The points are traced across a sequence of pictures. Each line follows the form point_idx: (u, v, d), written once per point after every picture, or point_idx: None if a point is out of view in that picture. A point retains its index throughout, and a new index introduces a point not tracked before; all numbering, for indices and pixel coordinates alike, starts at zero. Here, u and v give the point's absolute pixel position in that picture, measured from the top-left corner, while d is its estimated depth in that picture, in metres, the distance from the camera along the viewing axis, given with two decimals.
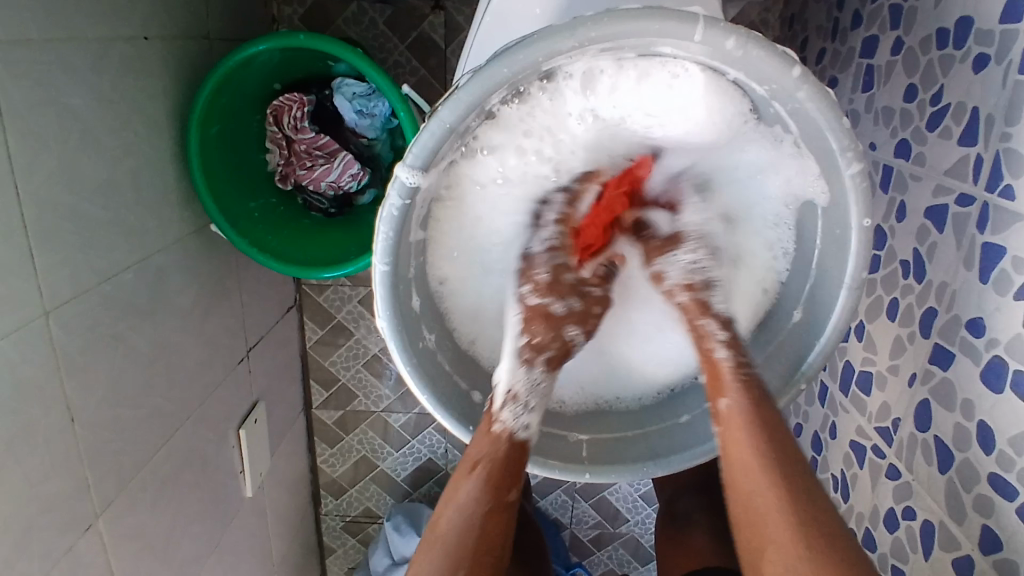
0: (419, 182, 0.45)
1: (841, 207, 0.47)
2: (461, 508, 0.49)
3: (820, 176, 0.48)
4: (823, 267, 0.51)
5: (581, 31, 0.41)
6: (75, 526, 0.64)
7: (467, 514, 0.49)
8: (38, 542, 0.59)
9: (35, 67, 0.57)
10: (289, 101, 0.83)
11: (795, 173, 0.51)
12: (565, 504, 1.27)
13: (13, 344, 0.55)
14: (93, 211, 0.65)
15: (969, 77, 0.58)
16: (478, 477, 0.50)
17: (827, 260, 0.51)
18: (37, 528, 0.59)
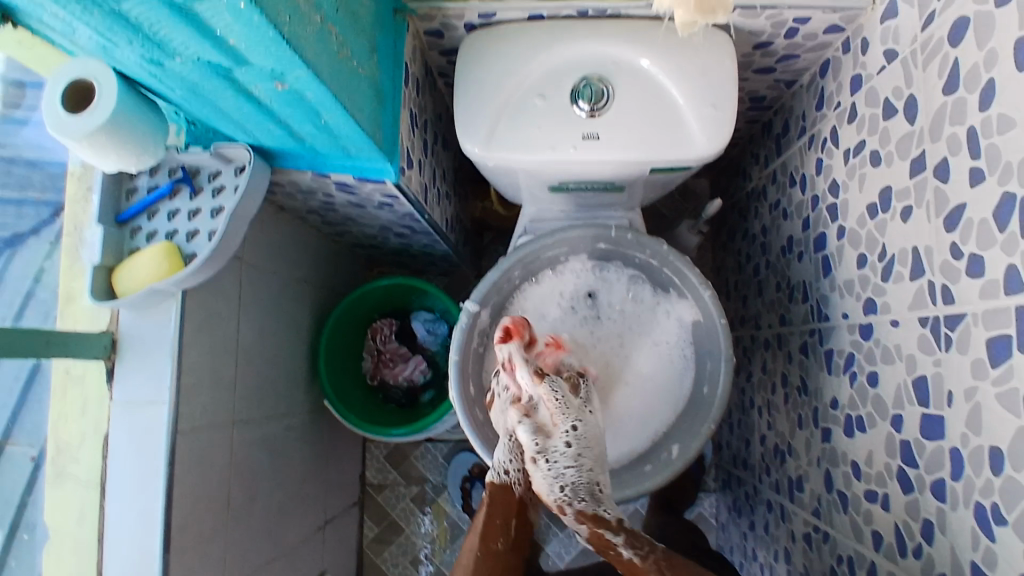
0: (477, 308, 0.86)
1: (712, 319, 0.86)
2: (468, 560, 0.57)
3: (693, 308, 0.88)
4: (716, 357, 0.85)
5: (558, 232, 0.88)
6: None
7: (474, 547, 0.58)
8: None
9: (262, 279, 0.98)
10: (384, 323, 1.23)
11: (683, 310, 0.89)
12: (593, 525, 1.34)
13: (211, 433, 0.86)
14: (263, 371, 1.01)
15: (795, 264, 0.97)
16: (477, 535, 0.58)
17: (715, 351, 0.85)
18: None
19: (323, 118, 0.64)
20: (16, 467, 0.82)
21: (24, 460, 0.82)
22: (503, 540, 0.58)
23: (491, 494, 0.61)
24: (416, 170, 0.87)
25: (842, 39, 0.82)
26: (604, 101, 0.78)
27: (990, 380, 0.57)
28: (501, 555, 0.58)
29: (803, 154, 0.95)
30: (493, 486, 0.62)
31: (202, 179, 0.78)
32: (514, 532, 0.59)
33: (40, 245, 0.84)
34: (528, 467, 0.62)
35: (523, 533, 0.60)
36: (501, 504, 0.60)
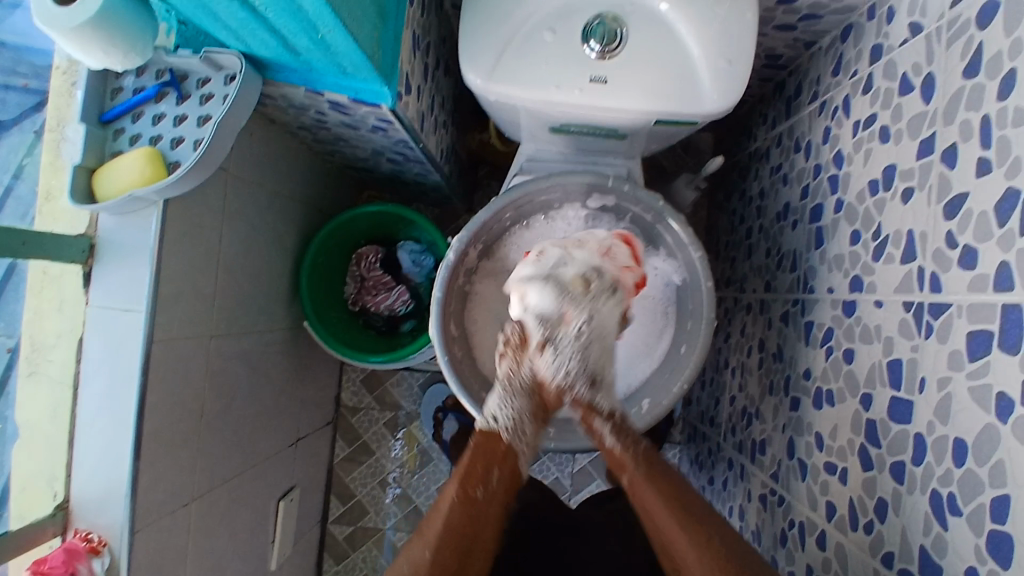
0: (465, 246, 0.84)
1: (696, 278, 0.86)
2: (445, 507, 0.60)
3: (680, 264, 0.87)
4: (694, 315, 0.85)
5: (555, 176, 0.85)
6: (174, 501, 0.86)
7: (443, 514, 0.60)
8: (154, 496, 0.82)
9: (247, 194, 0.96)
10: (369, 251, 1.20)
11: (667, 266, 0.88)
12: (564, 463, 1.37)
13: (186, 345, 0.86)
14: (242, 288, 1.00)
15: (789, 232, 0.96)
16: (457, 482, 0.61)
17: (696, 311, 0.85)
18: (157, 484, 0.82)
19: (319, 32, 0.61)
20: None
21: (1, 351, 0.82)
22: (483, 490, 0.62)
23: (478, 442, 0.64)
24: (415, 97, 0.84)
25: (868, 4, 0.79)
26: (616, 43, 0.75)
27: (965, 372, 0.57)
28: (480, 503, 0.61)
29: (812, 120, 0.92)
30: (482, 432, 0.65)
31: (190, 85, 0.75)
32: (494, 485, 0.62)
33: (20, 139, 0.82)
34: (518, 416, 0.65)
35: (505, 482, 0.63)
36: (487, 451, 0.63)
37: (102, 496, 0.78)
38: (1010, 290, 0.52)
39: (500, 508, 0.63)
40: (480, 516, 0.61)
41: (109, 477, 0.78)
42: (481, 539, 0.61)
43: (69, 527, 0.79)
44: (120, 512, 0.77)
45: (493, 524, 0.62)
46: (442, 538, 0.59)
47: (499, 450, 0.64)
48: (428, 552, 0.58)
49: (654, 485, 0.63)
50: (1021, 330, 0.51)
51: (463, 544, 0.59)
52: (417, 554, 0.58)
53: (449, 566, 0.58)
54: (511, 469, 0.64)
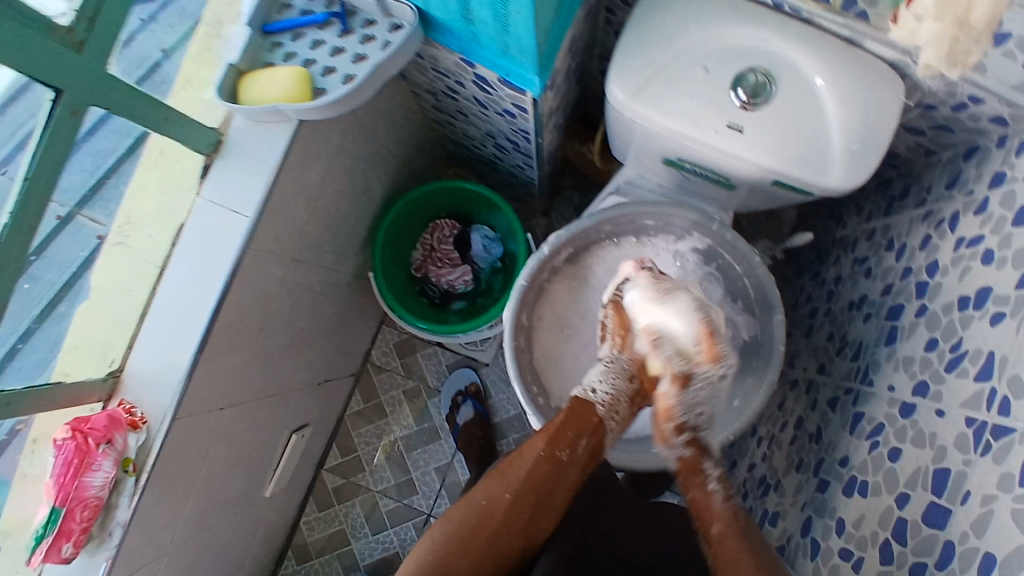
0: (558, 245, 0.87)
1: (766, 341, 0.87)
2: (531, 456, 0.72)
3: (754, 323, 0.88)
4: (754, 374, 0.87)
5: (661, 206, 0.87)
6: (215, 401, 0.89)
7: (528, 462, 0.72)
8: (202, 390, 0.85)
9: (361, 137, 0.99)
10: (445, 224, 1.23)
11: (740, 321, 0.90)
12: None
13: (270, 260, 0.89)
14: (328, 223, 1.03)
15: (858, 323, 0.98)
16: (544, 441, 0.73)
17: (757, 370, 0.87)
18: (208, 380, 0.85)
19: (508, 11, 0.64)
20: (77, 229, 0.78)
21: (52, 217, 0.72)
22: (565, 452, 0.73)
23: (573, 408, 0.75)
24: (552, 93, 0.87)
25: (1001, 133, 0.81)
26: (761, 98, 0.77)
27: (1020, 498, 0.59)
28: (563, 467, 0.73)
29: (912, 225, 0.94)
30: (578, 399, 0.76)
31: (356, 23, 0.78)
32: (576, 453, 0.73)
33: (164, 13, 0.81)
34: (614, 396, 0.76)
35: (587, 453, 0.74)
36: (580, 421, 0.74)
37: (155, 376, 0.81)
38: None
39: (580, 473, 0.74)
40: (560, 476, 0.72)
41: (167, 360, 0.81)
42: (554, 497, 0.72)
43: (113, 396, 0.82)
44: (170, 394, 0.80)
45: (568, 485, 0.73)
46: (522, 484, 0.71)
47: (591, 424, 0.74)
48: (506, 493, 0.71)
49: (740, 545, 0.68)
50: None
51: (540, 495, 0.72)
52: (497, 492, 0.71)
53: (520, 513, 0.71)
54: (595, 440, 0.74)
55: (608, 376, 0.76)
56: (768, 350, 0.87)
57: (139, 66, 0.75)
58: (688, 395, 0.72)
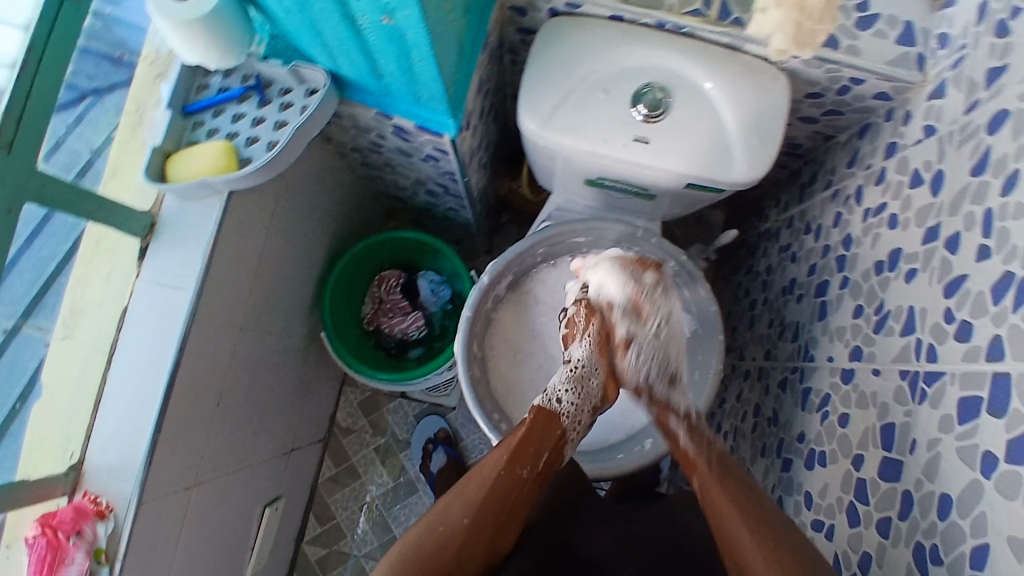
0: (496, 273, 0.91)
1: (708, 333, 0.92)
2: (491, 472, 0.65)
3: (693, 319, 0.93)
4: (702, 366, 0.92)
5: (588, 221, 0.92)
6: (179, 482, 0.87)
7: (489, 479, 0.64)
8: (164, 473, 0.83)
9: (295, 202, 1.01)
10: (391, 275, 1.26)
11: None
12: None
13: (218, 332, 0.89)
14: (274, 289, 1.04)
15: (793, 305, 1.03)
16: (505, 455, 0.65)
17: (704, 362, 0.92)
18: (168, 461, 0.84)
19: (412, 61, 0.69)
20: (31, 342, 0.81)
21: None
22: (529, 470, 0.66)
23: (537, 420, 0.69)
24: (470, 133, 0.92)
25: (886, 107, 0.88)
26: (661, 111, 0.83)
27: (955, 434, 0.63)
28: (522, 482, 0.65)
29: (823, 207, 1.01)
30: (541, 408, 0.70)
31: (273, 92, 0.82)
32: (538, 466, 0.67)
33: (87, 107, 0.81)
34: (578, 405, 0.72)
35: (546, 466, 0.68)
36: (542, 432, 0.68)
37: (117, 462, 0.80)
38: (1002, 361, 0.59)
39: (536, 491, 0.68)
40: (520, 490, 0.65)
41: (128, 444, 0.80)
42: (513, 518, 0.65)
43: (77, 488, 0.79)
44: (132, 481, 0.79)
45: (525, 504, 0.66)
46: (480, 502, 0.63)
47: (550, 433, 0.69)
48: (466, 519, 0.62)
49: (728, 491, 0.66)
50: (1009, 397, 0.57)
51: (503, 512, 0.64)
52: (454, 515, 0.62)
53: (480, 535, 0.62)
54: (555, 454, 0.70)
55: (569, 386, 0.72)
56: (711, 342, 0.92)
57: (70, 170, 0.78)
58: (639, 353, 0.76)
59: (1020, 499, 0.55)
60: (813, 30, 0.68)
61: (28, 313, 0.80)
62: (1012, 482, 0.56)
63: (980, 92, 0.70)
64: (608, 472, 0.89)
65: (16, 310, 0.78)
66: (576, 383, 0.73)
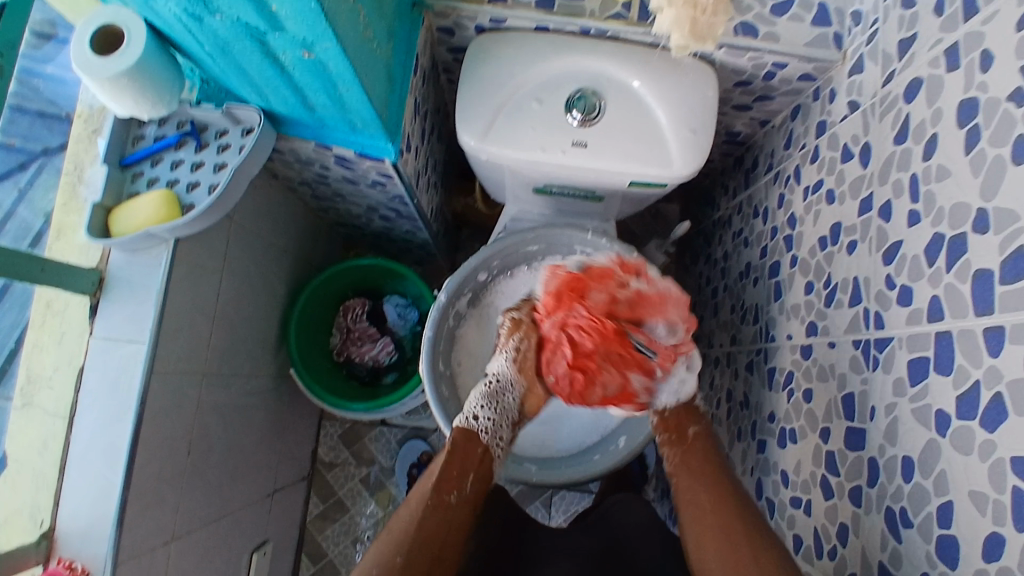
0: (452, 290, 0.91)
1: None
2: (420, 505, 0.70)
3: None
4: None
5: (538, 229, 0.93)
6: (155, 539, 0.86)
7: (418, 514, 0.69)
8: (138, 531, 0.82)
9: (247, 242, 1.01)
10: (355, 303, 1.25)
11: None
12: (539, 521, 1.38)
13: (180, 381, 0.88)
14: (235, 331, 1.03)
15: (751, 288, 1.05)
16: (431, 487, 0.70)
17: None
18: (141, 518, 0.82)
19: (339, 91, 0.69)
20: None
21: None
22: (453, 497, 0.71)
23: (455, 444, 0.73)
24: (412, 155, 0.93)
25: (813, 87, 0.91)
26: (595, 114, 0.84)
27: (908, 396, 0.64)
28: (450, 508, 0.70)
29: (768, 189, 1.03)
30: (461, 431, 0.74)
31: (209, 135, 0.82)
32: (466, 492, 0.71)
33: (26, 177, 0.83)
34: (495, 421, 0.75)
35: (475, 491, 0.72)
36: (463, 460, 0.72)
37: (89, 525, 0.78)
38: (942, 320, 0.61)
39: (470, 513, 0.72)
40: (449, 518, 0.70)
41: (98, 505, 0.79)
42: (450, 543, 0.70)
43: (51, 556, 0.78)
44: (106, 542, 0.78)
45: (460, 529, 0.71)
46: (411, 540, 0.67)
47: (472, 456, 0.72)
48: (399, 558, 0.66)
49: (695, 476, 0.76)
50: (953, 355, 0.59)
51: (434, 546, 0.68)
52: (387, 556, 0.67)
53: (415, 567, 0.67)
54: (481, 474, 0.73)
55: (487, 405, 0.75)
56: None
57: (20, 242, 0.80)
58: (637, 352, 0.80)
59: (975, 453, 0.56)
60: (709, 24, 0.70)
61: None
62: (964, 436, 0.57)
63: (894, 63, 0.73)
64: (588, 473, 0.89)
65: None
66: (493, 401, 0.76)
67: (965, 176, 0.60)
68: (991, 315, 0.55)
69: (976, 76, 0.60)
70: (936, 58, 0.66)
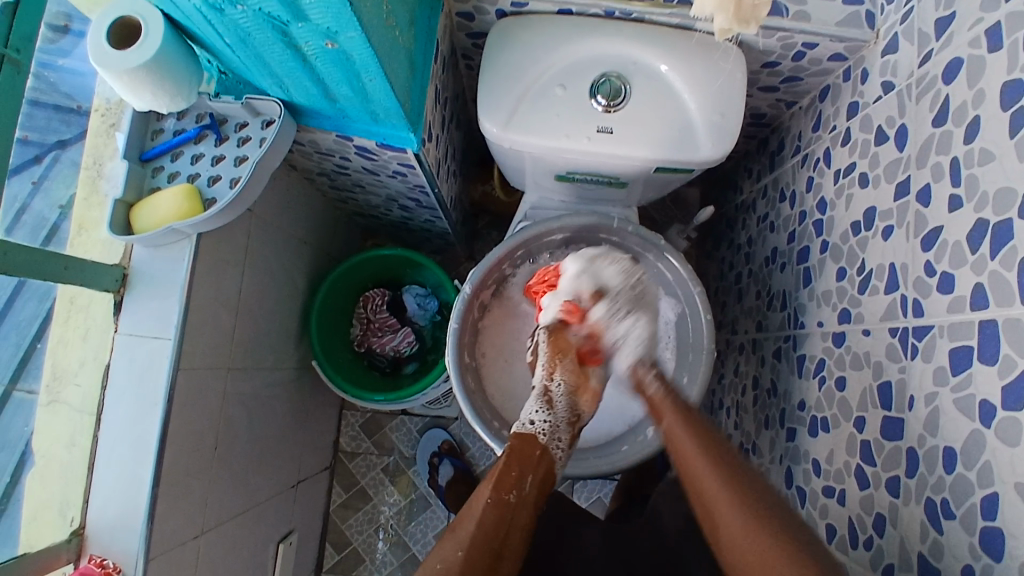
0: (476, 281, 0.90)
1: (696, 311, 0.91)
2: (480, 505, 0.62)
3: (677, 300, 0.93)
4: (696, 345, 0.90)
5: (564, 218, 0.91)
6: (185, 533, 0.86)
7: (478, 513, 0.62)
8: (167, 526, 0.82)
9: (268, 235, 1.00)
10: (375, 293, 1.24)
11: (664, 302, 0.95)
12: None
13: (206, 377, 0.88)
14: (258, 325, 1.03)
15: (778, 274, 1.03)
16: (490, 486, 0.64)
17: (696, 340, 0.91)
18: (170, 513, 0.83)
19: (362, 81, 0.67)
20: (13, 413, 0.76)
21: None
22: (514, 493, 0.64)
23: (515, 446, 0.70)
24: (433, 144, 0.91)
25: (843, 68, 0.88)
26: (620, 99, 0.82)
27: (949, 386, 0.62)
28: (511, 507, 0.64)
29: (795, 173, 1.01)
30: (519, 435, 0.71)
31: (229, 129, 0.81)
32: (526, 490, 0.66)
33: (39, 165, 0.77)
34: (552, 421, 0.74)
35: (534, 491, 0.67)
36: (521, 458, 0.68)
37: (119, 521, 0.79)
38: (987, 308, 0.59)
39: (529, 516, 0.66)
40: (511, 518, 0.63)
41: (128, 502, 0.79)
42: (510, 545, 0.62)
43: (82, 554, 0.78)
44: (136, 538, 0.78)
45: (521, 531, 0.64)
46: (473, 537, 0.60)
47: (531, 457, 0.69)
48: (461, 552, 0.59)
49: (706, 458, 0.65)
50: (998, 343, 0.57)
51: (494, 546, 0.61)
52: (449, 552, 0.59)
53: (478, 568, 0.59)
54: (541, 475, 0.69)
55: (541, 408, 0.75)
56: (701, 321, 0.91)
57: (37, 235, 0.76)
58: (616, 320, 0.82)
59: (1022, 444, 0.54)
60: (753, 5, 0.66)
61: (17, 376, 0.76)
62: (1010, 428, 0.56)
63: (931, 43, 0.70)
64: (616, 464, 0.88)
65: (3, 374, 0.74)
66: (546, 404, 0.76)
67: (1010, 160, 0.58)
68: None
69: (1020, 56, 0.58)
70: (976, 38, 0.63)
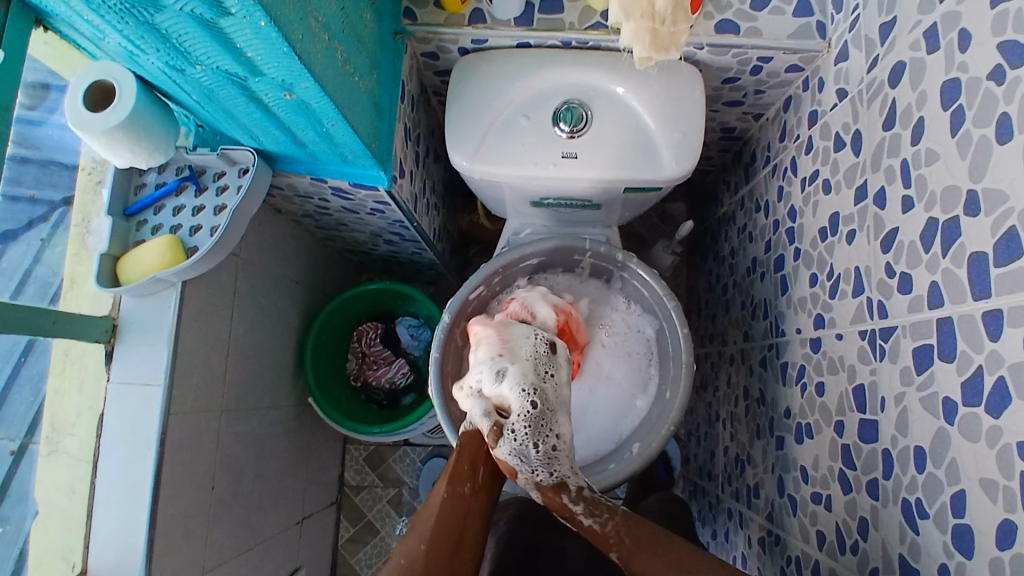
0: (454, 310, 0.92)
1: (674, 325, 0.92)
2: (436, 503, 0.61)
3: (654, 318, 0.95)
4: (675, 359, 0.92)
5: (538, 243, 0.94)
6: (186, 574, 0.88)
7: (436, 509, 0.61)
8: (167, 567, 0.84)
9: (257, 278, 1.03)
10: (368, 327, 1.27)
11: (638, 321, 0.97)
12: None
13: (199, 420, 0.90)
14: (252, 365, 1.05)
15: (759, 283, 1.04)
16: (445, 481, 0.63)
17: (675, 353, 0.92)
18: (170, 554, 0.85)
19: (324, 126, 0.70)
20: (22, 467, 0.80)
21: (5, 454, 0.79)
22: (469, 485, 0.63)
23: (464, 441, 0.68)
24: (407, 180, 0.94)
25: (802, 78, 0.90)
26: (582, 124, 0.85)
27: (915, 385, 0.63)
28: (469, 498, 0.63)
29: (767, 183, 1.02)
30: (466, 432, 0.69)
31: (208, 178, 0.84)
32: (479, 479, 0.64)
33: (34, 238, 0.82)
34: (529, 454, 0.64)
35: (488, 479, 0.65)
36: (474, 448, 0.66)
37: (118, 566, 0.81)
38: (943, 306, 0.59)
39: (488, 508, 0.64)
40: (468, 510, 0.62)
41: (127, 546, 0.81)
42: (471, 537, 0.61)
43: None
44: None
45: (481, 523, 0.62)
46: (432, 530, 0.59)
47: (482, 448, 0.67)
48: (423, 546, 0.58)
49: (641, 551, 0.61)
50: (955, 339, 0.58)
51: (455, 537, 0.60)
52: (411, 547, 0.58)
53: (441, 558, 0.58)
54: (494, 467, 0.67)
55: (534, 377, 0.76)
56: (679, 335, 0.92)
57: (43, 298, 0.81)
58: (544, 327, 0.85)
59: (983, 440, 0.55)
60: (671, 34, 0.73)
61: (29, 431, 0.81)
62: (972, 423, 0.56)
63: (877, 49, 0.72)
64: (606, 482, 0.89)
65: (18, 430, 0.80)
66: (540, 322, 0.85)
67: (953, 157, 0.59)
68: (989, 297, 0.54)
69: (955, 56, 0.59)
70: (916, 41, 0.65)
